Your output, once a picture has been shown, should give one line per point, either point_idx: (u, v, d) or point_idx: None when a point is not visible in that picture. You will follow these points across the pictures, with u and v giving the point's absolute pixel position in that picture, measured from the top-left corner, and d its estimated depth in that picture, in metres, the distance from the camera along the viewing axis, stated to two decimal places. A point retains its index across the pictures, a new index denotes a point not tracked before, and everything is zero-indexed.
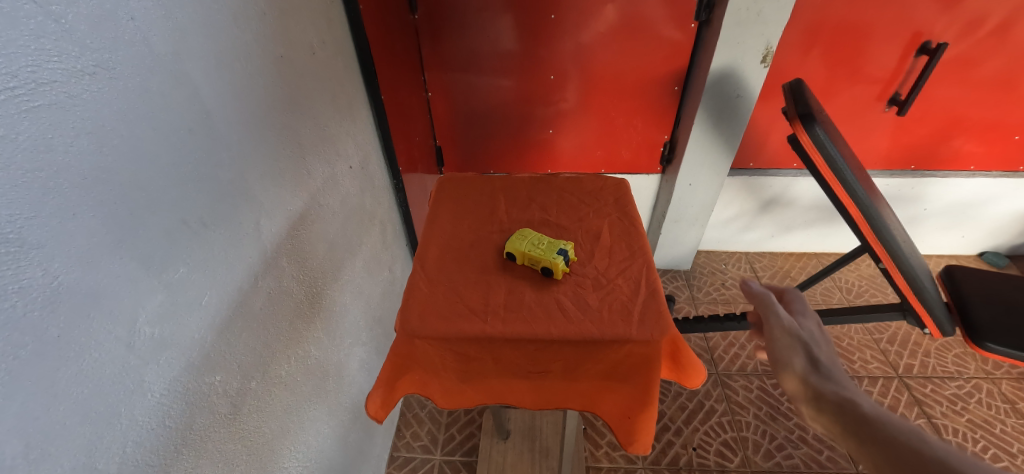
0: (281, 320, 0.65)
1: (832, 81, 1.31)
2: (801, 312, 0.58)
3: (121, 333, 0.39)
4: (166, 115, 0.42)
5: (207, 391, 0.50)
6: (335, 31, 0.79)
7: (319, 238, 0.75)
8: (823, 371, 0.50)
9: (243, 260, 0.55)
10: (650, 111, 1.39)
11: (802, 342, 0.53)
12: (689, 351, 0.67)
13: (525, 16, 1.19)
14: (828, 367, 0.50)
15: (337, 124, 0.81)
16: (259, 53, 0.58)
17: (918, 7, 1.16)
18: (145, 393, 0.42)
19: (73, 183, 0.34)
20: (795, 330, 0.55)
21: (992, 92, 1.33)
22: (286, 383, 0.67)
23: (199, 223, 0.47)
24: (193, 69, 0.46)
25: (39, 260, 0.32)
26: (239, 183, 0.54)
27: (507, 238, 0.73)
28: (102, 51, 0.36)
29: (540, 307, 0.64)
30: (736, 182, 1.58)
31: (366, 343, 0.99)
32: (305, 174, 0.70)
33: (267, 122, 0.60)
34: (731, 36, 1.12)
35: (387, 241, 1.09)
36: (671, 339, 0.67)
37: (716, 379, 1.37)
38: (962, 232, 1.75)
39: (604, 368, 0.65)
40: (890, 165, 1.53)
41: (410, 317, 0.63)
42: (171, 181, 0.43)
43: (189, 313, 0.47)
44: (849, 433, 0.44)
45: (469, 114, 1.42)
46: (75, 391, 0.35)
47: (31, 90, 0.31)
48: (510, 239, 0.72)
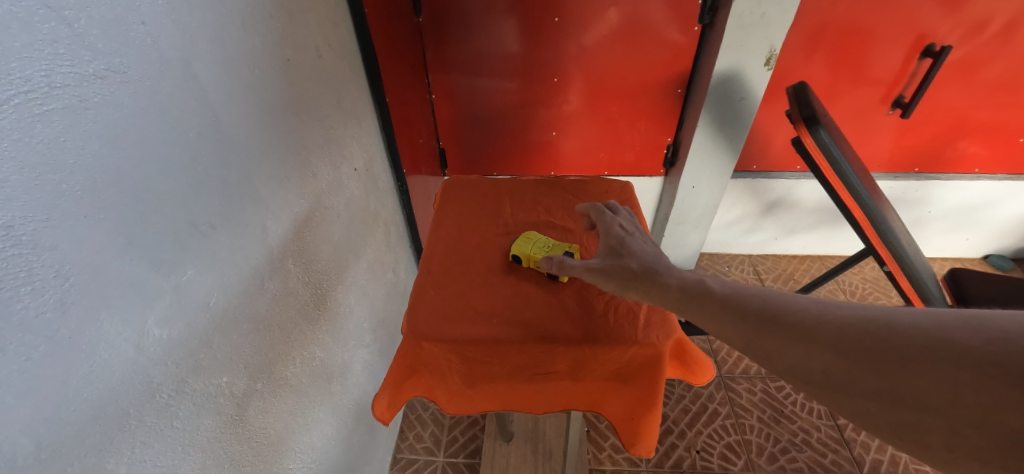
0: (287, 321, 0.66)
1: (835, 83, 1.31)
2: (604, 227, 0.65)
3: (131, 334, 0.39)
4: (176, 119, 0.43)
5: (214, 393, 0.50)
6: (341, 34, 0.80)
7: (324, 240, 0.76)
8: (638, 265, 0.57)
9: (250, 262, 0.56)
10: (653, 113, 1.39)
11: (616, 253, 0.60)
12: (696, 352, 0.67)
13: (529, 19, 1.20)
14: (643, 259, 0.58)
15: (342, 127, 0.81)
16: (266, 56, 0.58)
17: (922, 10, 1.16)
18: (153, 394, 0.42)
19: (84, 186, 0.34)
20: (610, 244, 0.63)
21: (997, 94, 1.32)
22: (291, 384, 0.68)
23: (207, 226, 0.48)
24: (202, 73, 0.46)
25: (52, 262, 0.33)
26: (246, 185, 0.54)
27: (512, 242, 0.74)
28: (114, 56, 0.36)
29: (546, 310, 0.65)
30: (740, 184, 1.58)
31: (370, 345, 0.99)
32: (310, 176, 0.71)
33: (274, 125, 0.60)
34: (735, 38, 1.12)
35: (390, 243, 1.10)
36: (678, 340, 0.67)
37: (720, 382, 1.37)
38: (967, 235, 1.75)
39: (610, 370, 0.65)
40: (894, 168, 1.53)
41: (416, 319, 0.63)
42: (180, 183, 0.44)
43: (197, 314, 0.47)
44: (702, 318, 0.48)
45: (472, 116, 1.42)
46: (85, 392, 0.36)
47: (44, 94, 0.31)
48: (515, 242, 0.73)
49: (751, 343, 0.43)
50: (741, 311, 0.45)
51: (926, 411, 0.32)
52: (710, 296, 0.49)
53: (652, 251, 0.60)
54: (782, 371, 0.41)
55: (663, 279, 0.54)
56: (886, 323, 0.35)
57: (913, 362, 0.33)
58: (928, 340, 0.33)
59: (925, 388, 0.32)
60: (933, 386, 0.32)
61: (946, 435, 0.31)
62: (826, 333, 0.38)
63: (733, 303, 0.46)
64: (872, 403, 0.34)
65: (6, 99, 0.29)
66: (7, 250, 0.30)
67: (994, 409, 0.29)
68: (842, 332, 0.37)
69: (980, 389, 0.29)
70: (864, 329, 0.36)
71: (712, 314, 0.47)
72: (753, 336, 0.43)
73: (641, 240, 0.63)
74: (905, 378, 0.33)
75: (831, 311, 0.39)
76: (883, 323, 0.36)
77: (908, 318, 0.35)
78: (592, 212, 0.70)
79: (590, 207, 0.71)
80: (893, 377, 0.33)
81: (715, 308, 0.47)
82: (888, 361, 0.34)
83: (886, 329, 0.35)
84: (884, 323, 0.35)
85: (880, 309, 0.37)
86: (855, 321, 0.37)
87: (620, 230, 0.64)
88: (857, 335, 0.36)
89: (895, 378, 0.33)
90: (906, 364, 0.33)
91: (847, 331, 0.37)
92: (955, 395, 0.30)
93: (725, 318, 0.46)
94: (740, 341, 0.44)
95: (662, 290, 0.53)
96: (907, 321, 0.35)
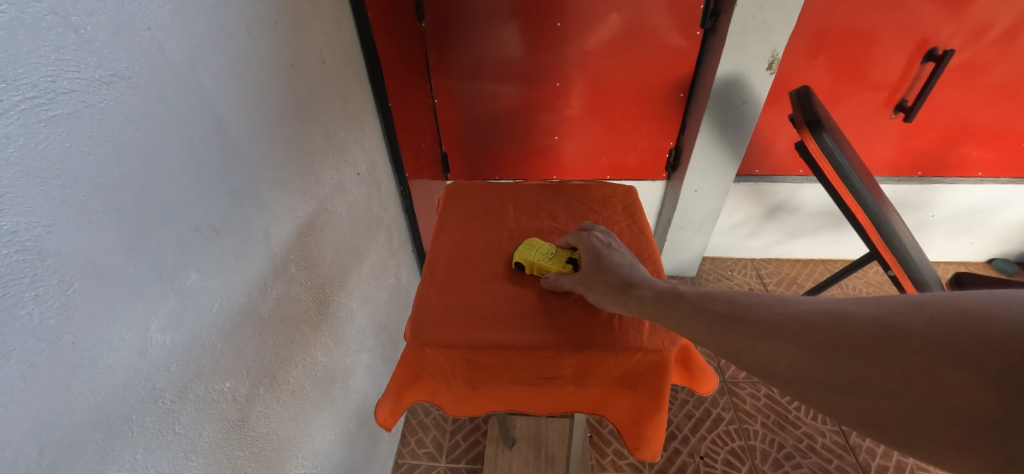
0: (290, 326, 0.65)
1: (838, 87, 1.31)
2: (582, 240, 0.68)
3: (134, 340, 0.39)
4: (181, 123, 0.43)
5: (216, 398, 0.50)
6: (344, 39, 0.80)
7: (327, 245, 0.76)
8: (620, 277, 0.59)
9: (253, 267, 0.56)
10: (655, 117, 1.39)
11: (598, 266, 0.62)
12: (701, 358, 0.67)
13: (531, 23, 1.20)
14: (624, 270, 0.60)
15: (345, 132, 0.81)
16: (270, 61, 0.58)
17: (924, 14, 1.16)
18: (156, 400, 0.42)
19: (88, 191, 0.34)
20: (591, 256, 0.65)
21: (1000, 97, 1.32)
22: (293, 389, 0.68)
23: (210, 230, 0.48)
24: (206, 78, 0.46)
25: (55, 268, 0.32)
26: (250, 190, 0.54)
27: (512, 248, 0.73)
28: (120, 61, 0.36)
29: (549, 315, 0.64)
30: (742, 188, 1.57)
31: (373, 350, 0.99)
32: (314, 181, 0.71)
33: (277, 130, 0.60)
34: (737, 43, 1.12)
35: (393, 247, 1.10)
36: (683, 347, 0.66)
37: (723, 387, 1.36)
38: (971, 238, 1.74)
39: (615, 375, 0.64)
40: (897, 172, 1.52)
41: (420, 324, 0.63)
42: (184, 188, 0.44)
43: (200, 319, 0.47)
44: (673, 323, 0.50)
45: (475, 120, 1.42)
46: (89, 398, 0.36)
47: (49, 99, 0.31)
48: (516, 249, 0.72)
49: (722, 344, 0.45)
50: (710, 315, 0.47)
51: (885, 396, 0.33)
52: (682, 301, 0.51)
53: (632, 262, 0.63)
54: (754, 369, 0.42)
55: (645, 289, 0.56)
56: (838, 312, 0.37)
57: (866, 350, 0.34)
58: (879, 327, 0.34)
59: (882, 375, 0.33)
60: (886, 373, 0.33)
61: (904, 418, 0.32)
62: (787, 328, 0.40)
63: (703, 307, 0.49)
64: (836, 394, 0.35)
65: (12, 105, 0.29)
66: (10, 256, 0.30)
67: (941, 388, 0.30)
68: (803, 326, 0.39)
69: (928, 369, 0.31)
70: (820, 320, 0.38)
71: (685, 318, 0.49)
72: (722, 336, 0.45)
73: (620, 250, 0.66)
74: (862, 366, 0.34)
75: (792, 306, 0.41)
76: (835, 312, 0.38)
77: (859, 306, 0.37)
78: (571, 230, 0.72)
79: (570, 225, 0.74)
80: (851, 365, 0.35)
81: (686, 311, 0.50)
82: (846, 351, 0.35)
83: (840, 319, 0.37)
84: (838, 313, 0.37)
85: (834, 300, 0.39)
86: (813, 314, 0.39)
87: (599, 242, 0.66)
88: (816, 327, 0.38)
89: (852, 366, 0.35)
90: (861, 351, 0.35)
91: (806, 324, 0.39)
92: (907, 378, 0.32)
93: (697, 322, 0.48)
94: (712, 343, 0.46)
95: (639, 300, 0.55)
96: (858, 309, 0.37)
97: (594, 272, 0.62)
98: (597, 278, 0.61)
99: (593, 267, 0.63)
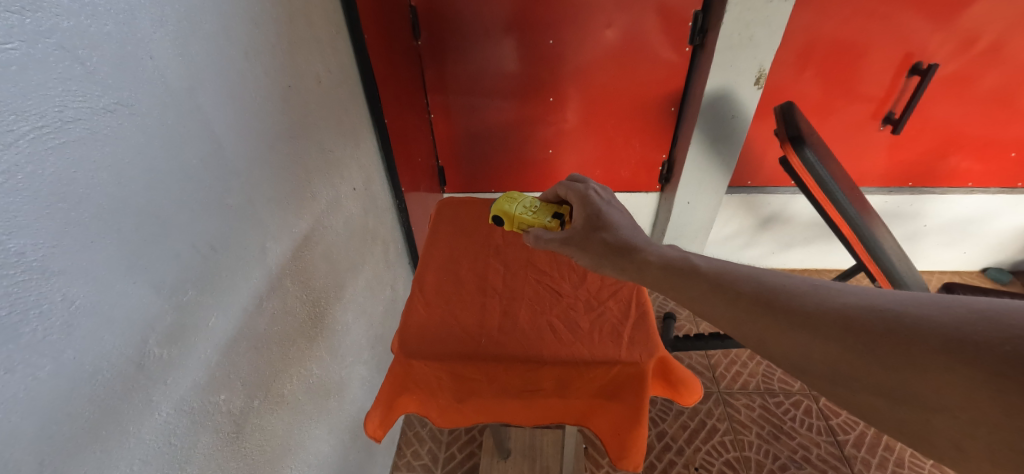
0: (286, 339, 0.67)
1: (826, 100, 1.34)
2: (579, 197, 0.68)
3: (133, 354, 0.41)
4: (180, 146, 0.45)
5: (211, 410, 0.51)
6: (341, 61, 0.83)
7: (323, 259, 0.77)
8: (616, 241, 0.59)
9: (249, 282, 0.57)
10: (647, 131, 1.41)
11: (592, 225, 0.63)
12: (680, 372, 0.68)
13: (525, 40, 1.23)
14: (621, 233, 0.60)
15: (342, 149, 0.84)
16: (268, 84, 0.61)
17: (908, 30, 1.19)
18: (152, 412, 0.43)
19: (92, 212, 0.36)
20: (587, 217, 0.65)
21: (987, 109, 1.34)
22: (288, 401, 0.69)
23: (207, 248, 0.49)
24: (205, 101, 0.48)
25: (59, 285, 0.34)
26: (247, 208, 0.57)
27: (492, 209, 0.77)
28: (123, 90, 0.39)
29: (533, 329, 0.66)
30: (735, 200, 1.60)
31: (368, 362, 1.00)
32: (310, 197, 0.73)
33: (275, 149, 0.63)
34: (725, 59, 1.15)
35: (389, 260, 1.12)
36: (662, 360, 0.68)
37: (718, 398, 1.36)
38: (964, 248, 1.76)
39: (596, 388, 0.65)
40: (888, 183, 1.55)
41: (407, 337, 0.65)
42: (183, 207, 0.46)
43: (197, 333, 0.49)
44: (683, 295, 0.50)
45: (470, 135, 1.45)
46: (88, 411, 0.37)
47: (56, 128, 0.33)
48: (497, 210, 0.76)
49: (744, 328, 0.43)
50: (732, 293, 0.45)
51: (936, 407, 0.31)
52: (693, 273, 0.50)
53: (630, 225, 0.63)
54: (782, 358, 0.41)
55: (645, 256, 0.56)
56: (894, 314, 0.35)
57: (924, 359, 0.32)
58: (943, 335, 0.32)
59: (939, 389, 0.31)
60: (945, 389, 0.31)
61: (955, 433, 0.30)
62: (828, 321, 0.38)
63: (723, 284, 0.47)
64: (877, 398, 0.34)
65: (20, 135, 0.31)
66: (17, 275, 0.31)
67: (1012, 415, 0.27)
68: (848, 322, 0.37)
69: (993, 390, 0.28)
70: (871, 319, 0.36)
71: (704, 292, 0.48)
72: (744, 319, 0.43)
73: (617, 211, 0.65)
74: (916, 376, 0.32)
75: (832, 297, 0.39)
76: (889, 313, 0.35)
77: (919, 309, 0.34)
78: (566, 189, 0.72)
79: (566, 183, 0.73)
80: (903, 375, 0.33)
81: (702, 287, 0.48)
82: (898, 357, 0.33)
83: (894, 321, 0.34)
84: (894, 314, 0.35)
85: (887, 298, 0.37)
86: (861, 311, 0.36)
87: (597, 197, 0.67)
88: (865, 327, 0.35)
89: (905, 376, 0.33)
90: (916, 361, 0.32)
91: (852, 320, 0.36)
92: (968, 396, 0.29)
93: (715, 299, 0.47)
94: (732, 325, 0.44)
95: (642, 267, 0.55)
96: (919, 313, 0.34)
97: (588, 233, 0.63)
98: (592, 241, 0.61)
99: (586, 229, 0.63)
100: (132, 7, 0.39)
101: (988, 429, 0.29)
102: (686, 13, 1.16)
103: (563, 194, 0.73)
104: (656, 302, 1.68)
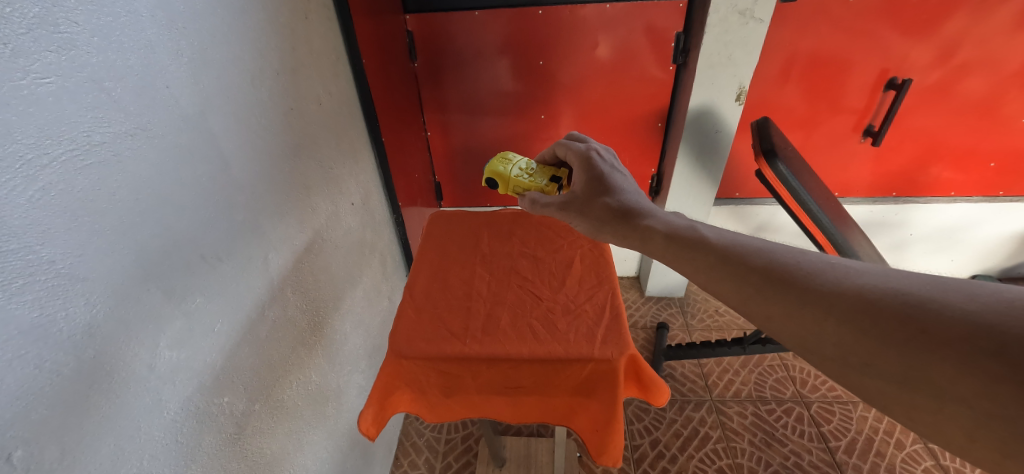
0: (286, 346, 0.71)
1: (808, 114, 1.39)
2: (583, 162, 0.74)
3: (145, 356, 0.45)
4: (191, 165, 0.49)
5: (216, 411, 0.55)
6: (341, 83, 0.88)
7: (322, 270, 0.81)
8: (610, 206, 0.65)
9: (251, 290, 0.61)
10: (637, 145, 1.46)
11: (592, 192, 0.69)
12: (651, 373, 0.72)
13: (517, 60, 1.29)
14: (615, 198, 0.66)
15: (341, 166, 0.89)
16: (273, 108, 0.66)
17: (882, 48, 1.25)
18: (161, 410, 0.47)
19: (113, 225, 0.40)
20: (589, 182, 0.71)
21: (963, 122, 1.39)
22: (287, 406, 0.72)
23: (214, 258, 0.53)
24: (215, 124, 0.53)
25: (83, 291, 0.38)
26: (252, 221, 0.61)
27: (489, 170, 0.90)
28: (142, 116, 0.43)
29: (515, 330, 0.70)
30: (724, 211, 1.64)
31: (366, 370, 1.03)
32: (310, 211, 0.77)
33: (277, 167, 0.67)
34: (705, 77, 1.22)
35: (386, 272, 1.15)
36: (634, 360, 0.71)
37: (710, 406, 1.38)
38: (952, 255, 1.79)
39: (574, 385, 0.69)
40: (873, 193, 1.59)
41: (397, 338, 0.69)
42: (194, 221, 0.50)
43: (204, 337, 0.52)
44: (686, 264, 0.53)
45: (466, 151, 1.50)
46: (104, 406, 0.41)
47: (85, 150, 0.38)
48: (494, 173, 0.89)
49: (749, 304, 0.45)
50: (741, 267, 0.47)
51: (950, 396, 0.33)
52: (696, 244, 0.53)
53: (626, 188, 0.68)
54: (788, 338, 0.43)
55: (639, 222, 0.61)
56: (916, 300, 0.36)
57: (947, 348, 0.33)
58: (968, 326, 0.33)
59: (957, 380, 0.32)
60: (963, 382, 0.32)
61: (966, 421, 0.32)
62: (845, 304, 0.39)
63: (730, 258, 0.48)
64: (891, 386, 0.36)
65: (54, 158, 0.35)
66: (48, 281, 0.35)
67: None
68: (865, 304, 0.38)
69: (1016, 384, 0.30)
70: (893, 303, 0.37)
71: (710, 267, 0.50)
72: (754, 296, 0.45)
73: (619, 175, 0.71)
74: (933, 364, 0.33)
75: (850, 278, 0.40)
76: (910, 299, 0.36)
77: (942, 297, 0.35)
78: (565, 149, 0.80)
79: (566, 143, 0.80)
80: (920, 364, 0.34)
81: (708, 261, 0.50)
82: (918, 345, 0.34)
83: (916, 309, 0.35)
84: (917, 300, 0.36)
85: (907, 281, 0.38)
86: (881, 295, 0.37)
87: (600, 160, 0.73)
88: (884, 313, 0.36)
89: (922, 363, 0.34)
90: (938, 351, 0.33)
91: (872, 304, 0.37)
92: (986, 388, 0.31)
93: (721, 273, 0.48)
94: (737, 301, 0.47)
95: (648, 236, 0.59)
96: (944, 301, 0.35)
97: (587, 200, 0.69)
98: (586, 207, 0.68)
99: (588, 196, 0.69)
100: (152, 43, 0.44)
101: (1005, 423, 0.30)
102: (669, 34, 1.22)
103: (562, 154, 0.81)
104: (650, 312, 1.71)
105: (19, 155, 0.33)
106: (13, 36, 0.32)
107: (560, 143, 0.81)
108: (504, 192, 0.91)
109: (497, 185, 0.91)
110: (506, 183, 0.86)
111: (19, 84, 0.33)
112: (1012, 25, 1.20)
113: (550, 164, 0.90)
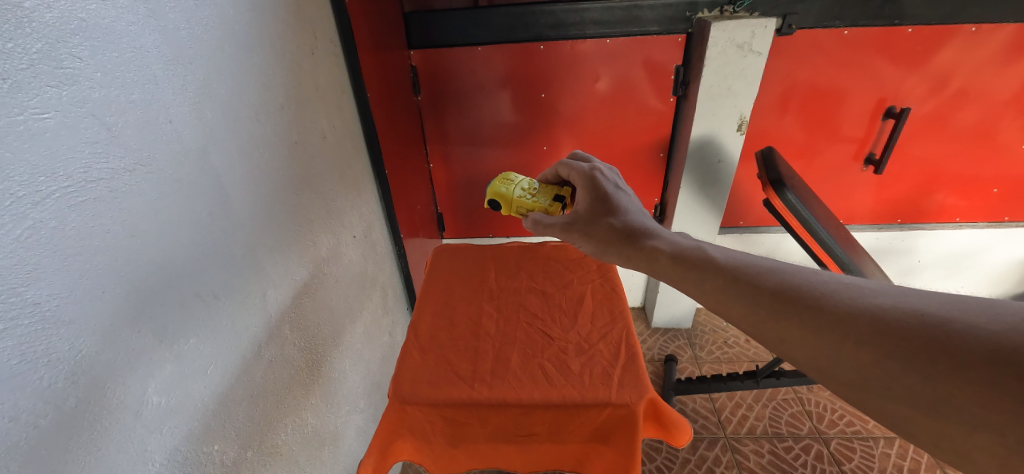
0: (282, 387, 0.67)
1: (809, 142, 1.39)
2: (587, 182, 0.73)
3: (132, 403, 0.42)
4: (192, 200, 0.48)
5: (205, 460, 0.51)
6: (346, 116, 0.88)
7: (322, 306, 0.79)
8: (614, 226, 0.64)
9: (248, 328, 0.59)
10: (640, 176, 1.46)
11: (594, 213, 0.68)
12: (671, 414, 0.68)
13: (518, 92, 1.31)
14: (619, 219, 0.65)
15: (343, 199, 0.87)
16: (276, 143, 0.65)
17: (879, 77, 1.26)
18: (146, 462, 0.44)
19: (106, 263, 0.39)
20: (591, 203, 0.69)
21: (964, 148, 1.39)
22: (281, 452, 0.68)
23: (210, 296, 0.51)
24: (216, 158, 0.52)
25: (69, 335, 0.36)
26: (251, 256, 0.59)
27: (491, 191, 0.89)
28: (143, 151, 0.42)
29: (525, 371, 0.67)
30: (728, 240, 1.62)
31: (364, 411, 0.98)
32: (311, 245, 0.75)
33: (280, 200, 0.66)
34: (706, 108, 1.24)
35: (387, 306, 1.13)
36: (652, 401, 0.68)
37: (725, 443, 1.32)
38: (961, 283, 1.76)
39: (589, 431, 0.66)
40: (878, 220, 1.58)
41: (401, 382, 0.66)
42: (191, 259, 0.48)
43: (196, 381, 0.50)
44: (695, 286, 0.50)
45: (468, 182, 1.50)
46: (82, 458, 0.38)
47: (80, 187, 0.36)
48: (496, 194, 0.88)
49: (761, 329, 0.43)
50: (754, 289, 0.44)
51: (980, 422, 0.30)
52: (705, 266, 0.50)
53: (630, 207, 0.67)
54: (804, 366, 0.40)
55: (644, 242, 0.59)
56: (936, 320, 0.33)
57: (972, 372, 0.30)
58: (992, 347, 0.30)
59: (986, 404, 0.29)
60: (993, 405, 0.29)
61: (1001, 450, 0.29)
62: (860, 324, 0.36)
63: (743, 279, 0.46)
64: (914, 411, 0.33)
65: (47, 194, 0.34)
66: (31, 325, 0.33)
67: None
68: (882, 325, 0.35)
69: None
70: (911, 323, 0.34)
71: (719, 289, 0.47)
72: (762, 319, 0.42)
73: (623, 196, 0.70)
74: (960, 392, 0.31)
75: (865, 296, 0.38)
76: (929, 318, 0.34)
77: (964, 315, 0.33)
78: (569, 169, 0.79)
79: (570, 163, 0.79)
80: (944, 388, 0.32)
81: (717, 283, 0.48)
82: (942, 374, 0.32)
83: (933, 328, 0.33)
84: (936, 320, 0.33)
85: (923, 301, 0.35)
86: (901, 315, 0.35)
87: (605, 181, 0.72)
88: (902, 333, 0.34)
89: (946, 389, 0.31)
90: (964, 375, 0.31)
91: (886, 324, 0.35)
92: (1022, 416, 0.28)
93: (731, 296, 0.46)
94: (750, 329, 0.44)
95: (653, 255, 0.57)
96: (963, 319, 0.32)
97: (590, 221, 0.67)
98: (590, 228, 0.66)
99: (591, 217, 0.67)
100: (157, 78, 0.44)
101: None
102: (668, 67, 1.24)
103: (565, 174, 0.80)
104: (657, 345, 1.67)
105: (10, 193, 0.32)
106: (13, 71, 0.32)
107: (563, 163, 0.80)
108: (507, 213, 0.90)
109: (499, 205, 0.90)
110: (509, 203, 0.86)
111: (15, 119, 0.32)
112: (1005, 55, 1.22)
113: (552, 183, 0.89)
